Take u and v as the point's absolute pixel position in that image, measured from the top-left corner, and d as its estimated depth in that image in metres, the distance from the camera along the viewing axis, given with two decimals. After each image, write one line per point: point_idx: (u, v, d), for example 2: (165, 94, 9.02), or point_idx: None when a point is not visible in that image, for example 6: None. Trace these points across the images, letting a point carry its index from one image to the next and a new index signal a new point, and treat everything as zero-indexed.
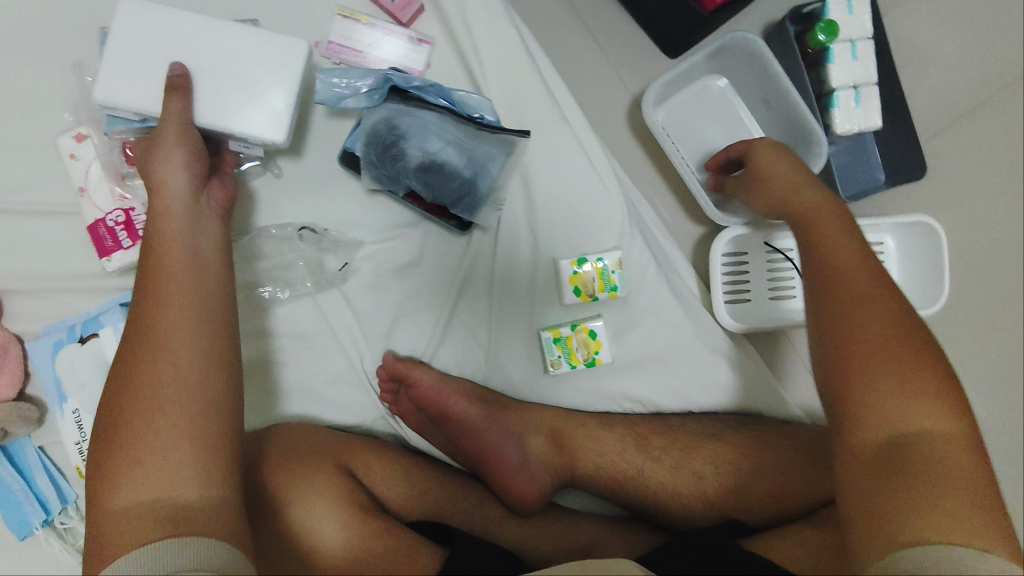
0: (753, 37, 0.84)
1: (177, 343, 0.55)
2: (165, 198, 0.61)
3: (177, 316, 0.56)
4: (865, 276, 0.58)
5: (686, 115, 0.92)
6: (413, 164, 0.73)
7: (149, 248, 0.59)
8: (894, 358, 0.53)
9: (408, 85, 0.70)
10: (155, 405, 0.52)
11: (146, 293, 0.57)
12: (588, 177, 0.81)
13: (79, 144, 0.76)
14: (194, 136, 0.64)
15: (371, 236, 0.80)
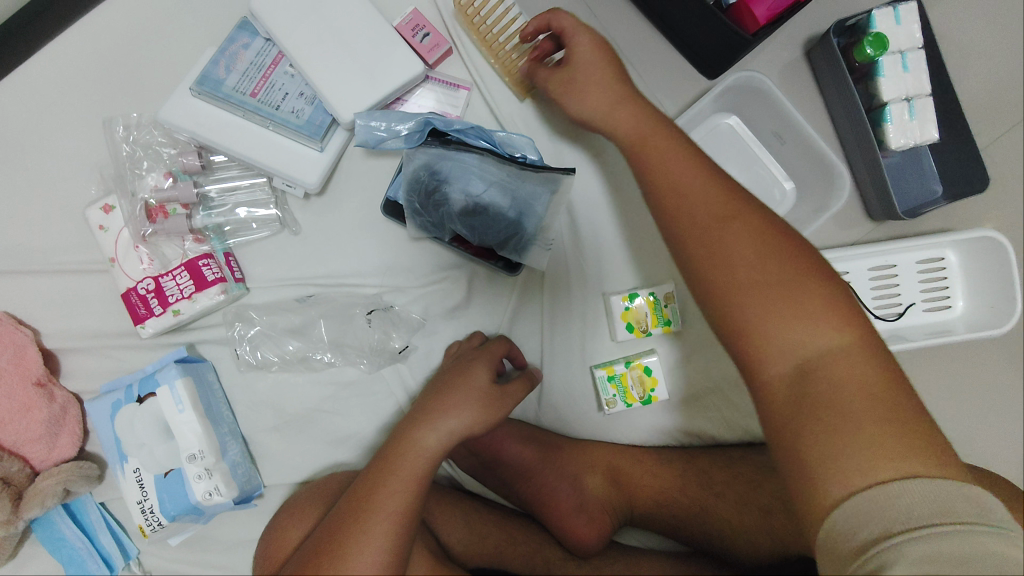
0: (762, 76, 0.84)
1: (393, 491, 0.58)
2: (439, 408, 0.66)
3: (416, 456, 0.61)
4: (707, 191, 0.57)
5: (699, 154, 0.89)
6: (457, 209, 0.72)
7: (415, 422, 0.65)
8: (765, 284, 0.50)
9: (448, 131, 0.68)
10: (364, 528, 0.56)
11: (397, 440, 0.63)
12: (636, 209, 0.79)
13: (107, 215, 0.74)
14: (526, 378, 0.74)
15: (417, 279, 0.79)
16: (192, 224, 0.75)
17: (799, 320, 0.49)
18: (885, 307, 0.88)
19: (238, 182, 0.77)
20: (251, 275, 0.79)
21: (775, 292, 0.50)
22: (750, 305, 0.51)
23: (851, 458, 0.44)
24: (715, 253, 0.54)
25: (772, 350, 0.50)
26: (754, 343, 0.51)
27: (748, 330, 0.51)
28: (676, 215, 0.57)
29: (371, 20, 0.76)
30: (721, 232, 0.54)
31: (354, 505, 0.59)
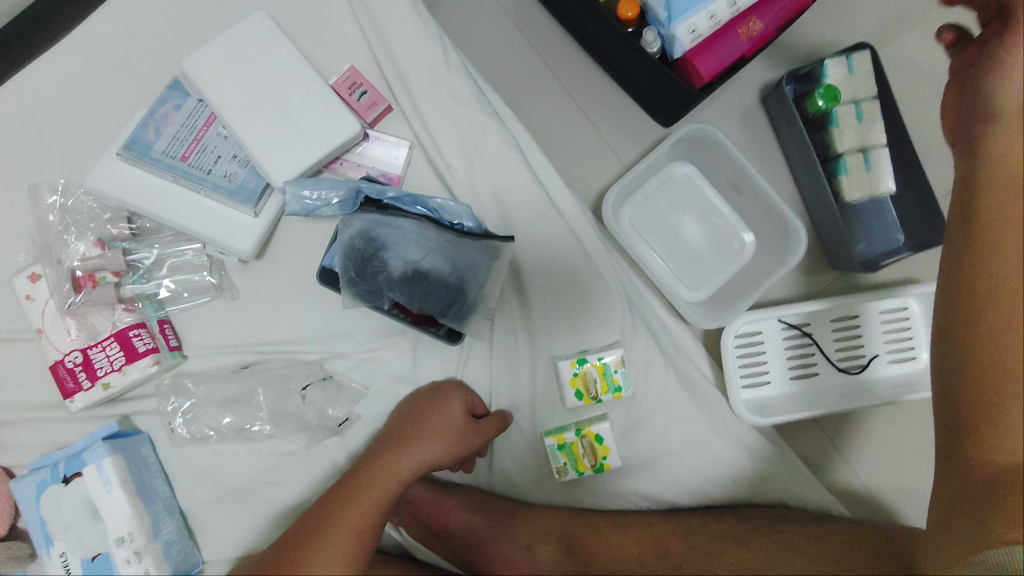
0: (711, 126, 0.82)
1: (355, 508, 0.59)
2: (416, 436, 0.69)
3: (386, 477, 0.64)
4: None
5: (654, 206, 0.87)
6: (395, 275, 0.69)
7: (391, 449, 0.68)
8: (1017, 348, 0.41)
9: (382, 196, 0.68)
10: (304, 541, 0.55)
11: (370, 464, 0.66)
12: (586, 268, 0.76)
13: (34, 284, 0.72)
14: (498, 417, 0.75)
15: (360, 344, 0.76)
16: (122, 293, 0.72)
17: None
18: (847, 360, 0.87)
19: (172, 246, 0.75)
20: (188, 342, 0.76)
21: (1023, 348, 0.41)
22: (1001, 337, 0.42)
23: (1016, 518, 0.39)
24: (965, 288, 0.44)
25: (1001, 443, 0.41)
26: (996, 364, 0.42)
27: (974, 396, 0.43)
28: (998, 266, 0.43)
29: (307, 79, 0.74)
30: (1008, 293, 0.42)
31: (316, 519, 0.58)
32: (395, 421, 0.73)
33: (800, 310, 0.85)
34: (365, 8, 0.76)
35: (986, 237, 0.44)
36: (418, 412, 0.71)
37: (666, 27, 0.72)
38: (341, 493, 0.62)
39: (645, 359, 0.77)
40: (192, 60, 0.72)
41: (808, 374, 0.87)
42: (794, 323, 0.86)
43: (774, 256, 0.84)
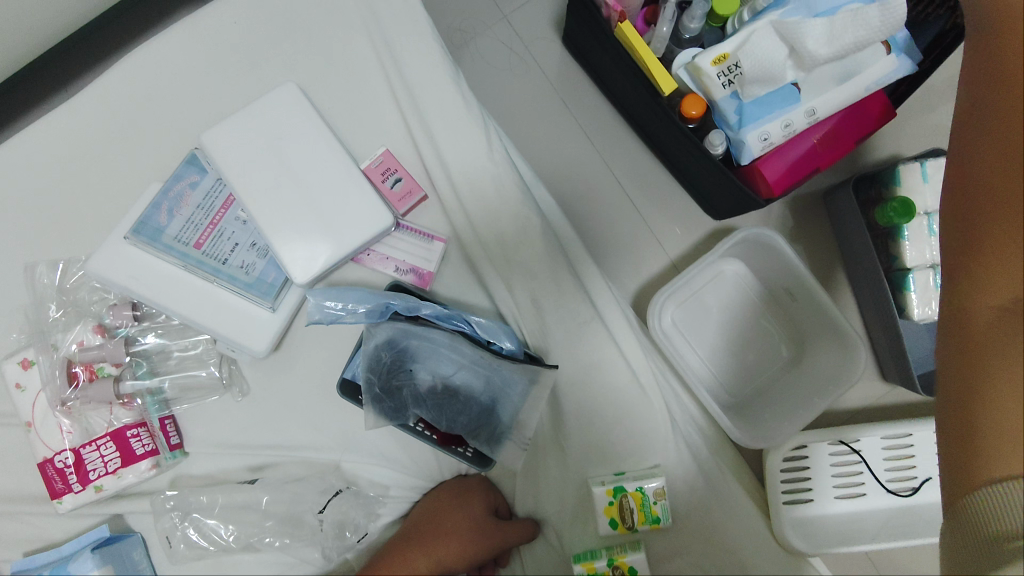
0: (770, 232, 0.74)
1: None
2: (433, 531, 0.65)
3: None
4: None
5: (700, 305, 0.81)
6: (422, 389, 0.64)
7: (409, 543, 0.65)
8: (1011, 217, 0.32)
9: (415, 312, 0.61)
10: None
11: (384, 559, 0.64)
12: (629, 382, 0.69)
13: (25, 371, 0.65)
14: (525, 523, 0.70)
15: (379, 450, 0.71)
16: (120, 389, 0.65)
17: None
18: (899, 481, 0.80)
19: (180, 337, 0.69)
20: (191, 438, 0.70)
21: (1023, 244, 0.31)
22: (1000, 244, 0.32)
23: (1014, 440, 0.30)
24: (956, 206, 0.35)
25: (976, 319, 0.33)
26: (989, 161, 0.34)
27: (956, 333, 0.34)
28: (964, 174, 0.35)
29: (337, 163, 0.67)
30: (1000, 196, 0.33)
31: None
32: (418, 514, 0.69)
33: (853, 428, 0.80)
34: (404, 85, 0.70)
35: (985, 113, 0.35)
36: (437, 510, 0.67)
37: (734, 131, 0.65)
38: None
39: (687, 483, 0.71)
40: (213, 138, 0.66)
41: (856, 493, 0.80)
42: (845, 438, 0.80)
43: (834, 373, 0.75)
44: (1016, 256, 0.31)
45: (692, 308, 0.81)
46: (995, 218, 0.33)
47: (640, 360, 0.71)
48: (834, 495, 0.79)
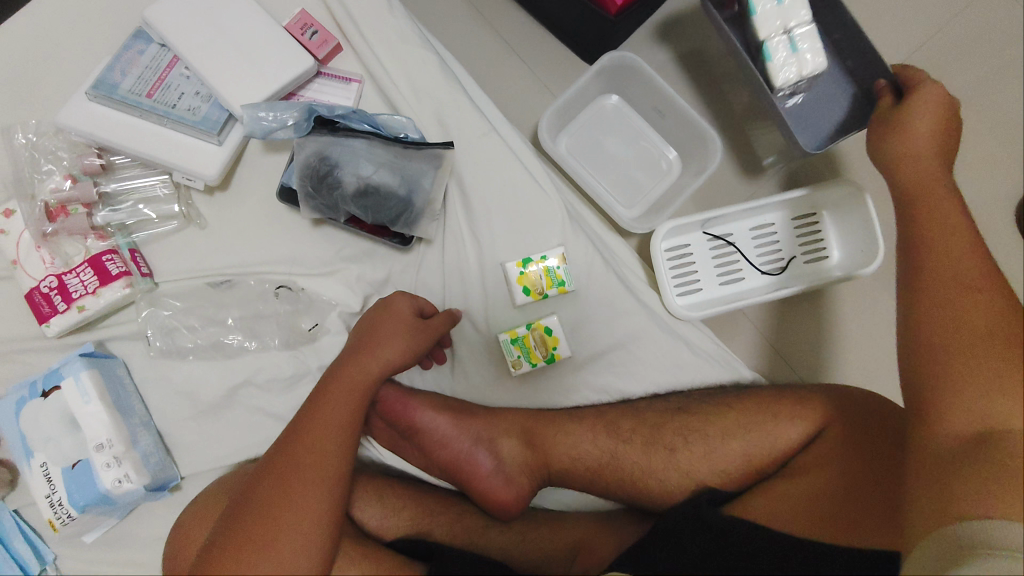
0: (629, 54, 0.88)
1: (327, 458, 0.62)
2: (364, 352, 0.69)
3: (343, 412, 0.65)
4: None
5: (587, 135, 0.96)
6: (350, 191, 0.76)
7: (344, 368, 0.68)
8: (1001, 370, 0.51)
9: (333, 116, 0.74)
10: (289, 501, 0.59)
11: (326, 393, 0.67)
12: (529, 185, 0.84)
13: (7, 218, 0.76)
14: (449, 314, 0.78)
15: (322, 260, 0.81)
16: (94, 222, 0.77)
17: (981, 390, 0.51)
18: (770, 262, 0.96)
19: (141, 181, 0.80)
20: (159, 271, 0.81)
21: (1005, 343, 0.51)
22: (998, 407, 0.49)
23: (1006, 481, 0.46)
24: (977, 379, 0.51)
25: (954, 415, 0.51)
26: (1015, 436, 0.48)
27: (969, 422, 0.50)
28: (974, 395, 0.51)
29: (260, 21, 0.80)
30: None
31: (266, 488, 0.61)
32: (340, 369, 0.68)
33: (720, 221, 0.95)
34: None
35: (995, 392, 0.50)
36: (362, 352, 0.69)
37: None
38: (295, 448, 0.63)
39: (587, 260, 0.86)
40: (158, 11, 0.78)
41: (733, 278, 0.96)
42: (717, 233, 0.96)
43: (700, 161, 0.93)
44: None
45: (582, 140, 0.96)
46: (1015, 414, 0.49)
47: (534, 164, 0.85)
48: (716, 281, 0.96)
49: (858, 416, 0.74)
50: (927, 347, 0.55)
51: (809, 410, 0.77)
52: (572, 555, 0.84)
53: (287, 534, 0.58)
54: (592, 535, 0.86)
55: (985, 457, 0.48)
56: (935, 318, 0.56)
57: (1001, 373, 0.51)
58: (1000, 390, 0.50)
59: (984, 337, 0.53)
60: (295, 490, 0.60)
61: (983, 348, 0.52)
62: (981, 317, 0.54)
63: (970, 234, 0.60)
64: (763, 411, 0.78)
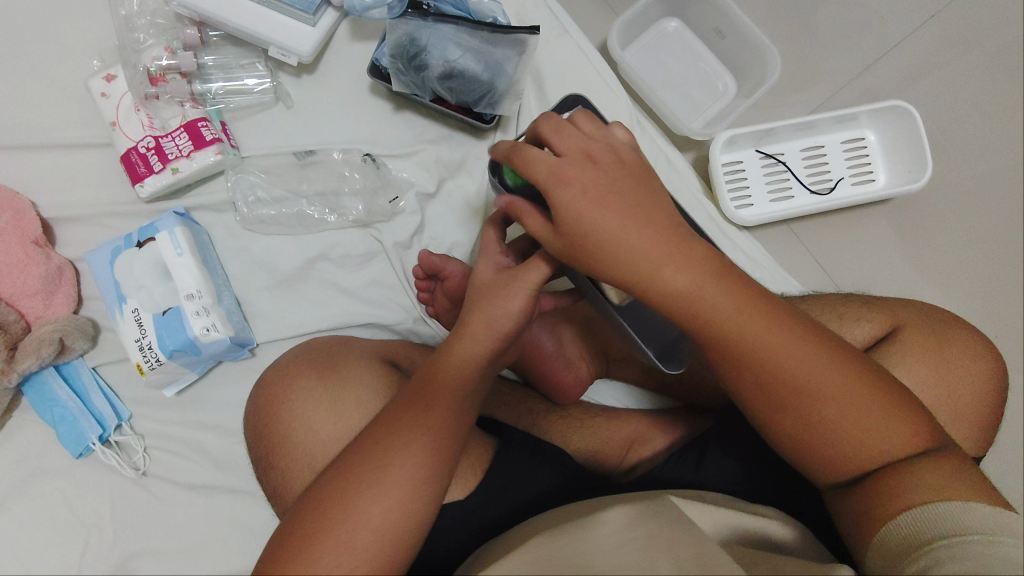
0: None
1: (422, 441, 0.56)
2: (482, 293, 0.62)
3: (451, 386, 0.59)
4: (795, 341, 0.52)
5: (649, 54, 1.00)
6: (436, 73, 0.80)
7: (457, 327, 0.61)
8: (817, 376, 0.52)
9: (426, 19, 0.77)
10: (381, 474, 0.54)
11: (438, 359, 0.60)
12: (599, 84, 0.89)
13: (109, 83, 0.80)
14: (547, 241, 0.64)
15: (402, 143, 0.86)
16: (192, 89, 0.81)
17: (865, 414, 0.51)
18: (818, 182, 0.98)
19: (235, 56, 0.84)
20: (245, 146, 0.84)
21: (816, 366, 0.52)
22: (801, 380, 0.52)
23: (857, 438, 0.51)
24: (768, 386, 0.52)
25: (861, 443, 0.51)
26: (794, 381, 0.52)
27: (817, 430, 0.52)
28: (758, 385, 0.53)
29: None
30: (796, 374, 0.52)
31: (376, 438, 0.56)
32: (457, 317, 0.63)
33: (773, 139, 0.98)
34: None
35: (767, 362, 0.52)
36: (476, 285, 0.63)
37: None
38: (411, 407, 0.58)
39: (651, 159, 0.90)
40: None
41: (785, 196, 0.97)
42: (770, 152, 0.99)
43: (757, 78, 0.95)
44: (840, 405, 0.51)
45: (643, 58, 1.00)
46: (794, 396, 0.52)
47: (604, 67, 0.89)
48: (767, 198, 0.97)
49: (928, 325, 0.76)
50: (806, 381, 0.51)
51: (877, 315, 0.78)
52: (626, 449, 0.85)
53: (398, 479, 0.54)
54: (646, 432, 0.87)
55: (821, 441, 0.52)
56: (770, 353, 0.52)
57: (875, 407, 0.52)
58: (813, 355, 0.52)
59: (792, 359, 0.52)
60: (409, 442, 0.56)
61: (835, 376, 0.52)
62: (768, 340, 0.52)
63: (675, 235, 0.52)
64: (831, 310, 0.79)
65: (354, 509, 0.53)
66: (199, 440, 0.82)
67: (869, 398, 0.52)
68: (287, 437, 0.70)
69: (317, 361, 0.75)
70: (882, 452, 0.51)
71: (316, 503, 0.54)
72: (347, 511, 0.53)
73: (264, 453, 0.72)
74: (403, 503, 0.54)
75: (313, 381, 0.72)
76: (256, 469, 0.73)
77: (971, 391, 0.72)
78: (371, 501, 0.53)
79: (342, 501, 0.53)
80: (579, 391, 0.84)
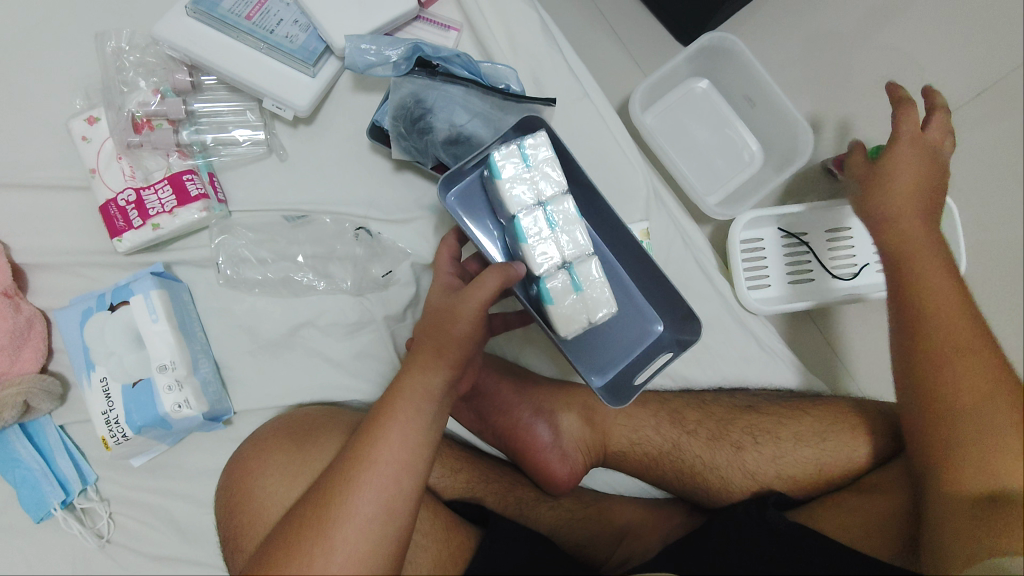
0: (733, 37, 0.85)
1: (366, 481, 0.51)
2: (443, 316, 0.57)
3: (401, 418, 0.54)
4: (984, 348, 0.59)
5: (673, 116, 0.94)
6: (440, 138, 0.74)
7: (414, 356, 0.57)
8: (960, 386, 0.57)
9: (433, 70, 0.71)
10: (324, 525, 0.50)
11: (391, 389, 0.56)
12: (617, 154, 0.82)
13: (91, 126, 0.74)
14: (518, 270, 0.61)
15: (401, 206, 0.80)
16: (179, 139, 0.75)
17: (993, 446, 0.54)
18: (841, 266, 0.92)
19: (228, 105, 0.78)
20: (234, 199, 0.79)
21: (968, 397, 0.57)
22: (956, 410, 0.57)
23: (970, 453, 0.55)
24: (934, 398, 0.59)
25: (967, 467, 0.55)
26: (940, 389, 0.58)
27: (936, 454, 0.57)
28: (947, 394, 0.58)
29: None
30: (956, 375, 0.58)
31: (332, 479, 0.52)
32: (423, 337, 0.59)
33: (799, 219, 0.91)
34: None
35: (934, 372, 0.59)
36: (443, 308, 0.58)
37: None
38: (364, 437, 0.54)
39: (667, 237, 0.84)
40: None
41: (805, 279, 0.92)
42: (795, 232, 0.92)
43: (787, 153, 0.89)
44: (967, 420, 0.56)
45: (666, 120, 0.94)
46: (951, 399, 0.58)
47: (624, 135, 0.83)
48: (786, 281, 0.92)
49: None
50: (964, 417, 0.56)
51: (887, 427, 0.74)
52: (618, 540, 0.80)
53: (354, 520, 0.50)
54: (640, 525, 0.81)
55: (939, 465, 0.57)
56: (952, 373, 0.58)
57: (1003, 443, 0.54)
58: (977, 395, 0.56)
59: (977, 392, 0.57)
60: (363, 474, 0.51)
61: (997, 405, 0.56)
62: (973, 378, 0.57)
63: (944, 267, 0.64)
64: (839, 420, 0.76)
65: (314, 551, 0.49)
66: (168, 509, 0.78)
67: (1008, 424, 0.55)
68: (257, 521, 0.65)
69: (295, 432, 0.70)
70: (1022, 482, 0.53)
71: (280, 551, 0.50)
72: (300, 560, 0.49)
73: (234, 537, 0.66)
74: (359, 548, 0.49)
75: (289, 459, 0.68)
76: (226, 552, 0.67)
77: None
78: (321, 557, 0.49)
79: (304, 546, 0.49)
80: (572, 485, 0.78)
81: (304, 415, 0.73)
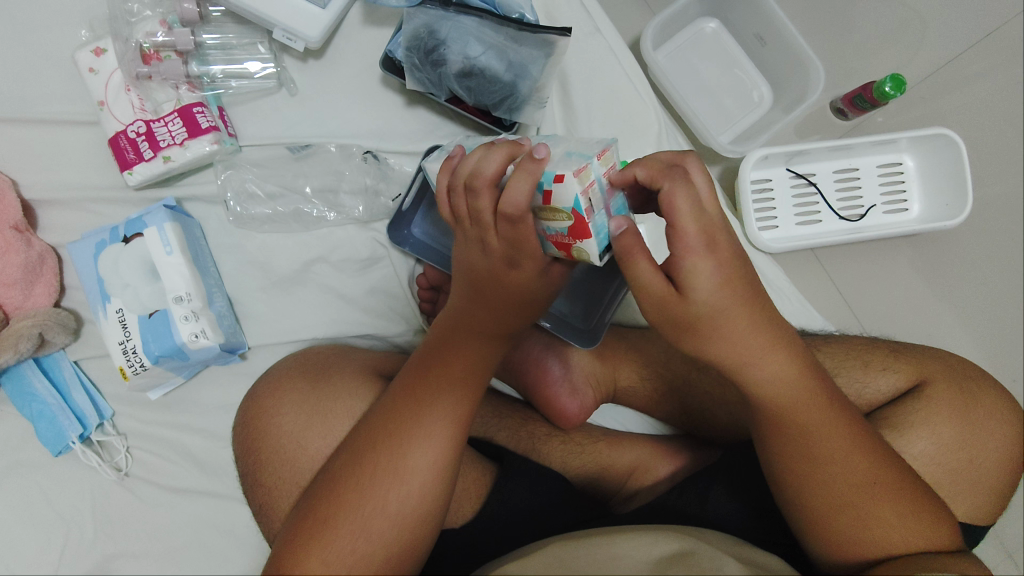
0: None
1: (439, 416, 0.55)
2: (471, 304, 0.59)
3: (459, 367, 0.58)
4: (811, 389, 0.53)
5: (682, 56, 0.94)
6: (453, 71, 0.73)
7: (459, 329, 0.59)
8: (829, 426, 0.53)
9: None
10: (399, 453, 0.53)
11: (440, 343, 0.59)
12: (627, 90, 0.82)
13: (98, 57, 0.73)
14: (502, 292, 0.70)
15: (413, 142, 0.81)
16: (188, 71, 0.74)
17: (903, 510, 0.52)
18: (848, 208, 0.93)
19: (236, 37, 0.77)
20: (244, 134, 0.78)
21: (814, 430, 0.53)
22: (813, 437, 0.53)
23: (880, 504, 0.52)
24: (790, 425, 0.53)
25: (893, 520, 0.52)
26: (795, 412, 0.53)
27: (809, 472, 0.54)
28: (795, 418, 0.53)
29: None
30: (797, 412, 0.53)
31: (381, 429, 0.54)
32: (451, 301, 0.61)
33: (806, 159, 0.92)
34: None
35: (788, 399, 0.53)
36: (470, 213, 0.54)
37: None
38: (413, 391, 0.56)
39: None
40: None
41: (811, 220, 0.92)
42: (802, 172, 0.93)
43: (797, 93, 0.89)
44: (826, 447, 0.53)
45: (675, 63, 0.94)
46: (797, 420, 0.53)
47: (635, 70, 0.83)
48: (794, 221, 0.92)
49: (957, 377, 0.70)
50: (810, 448, 0.53)
51: (903, 364, 0.71)
52: (626, 477, 0.81)
53: (397, 480, 0.52)
54: (649, 459, 0.82)
55: (823, 489, 0.53)
56: (814, 419, 0.53)
57: (917, 507, 0.53)
58: (819, 424, 0.53)
59: (821, 431, 0.53)
60: (425, 420, 0.54)
61: (852, 462, 0.53)
62: (811, 415, 0.53)
63: (754, 290, 0.50)
64: (852, 356, 0.72)
65: (388, 480, 0.52)
66: (185, 443, 0.79)
67: (908, 501, 0.53)
68: (273, 451, 0.65)
69: (311, 369, 0.70)
70: (903, 537, 0.52)
71: (326, 489, 0.52)
72: (359, 493, 0.51)
73: (252, 469, 0.66)
74: (409, 506, 0.52)
75: (303, 394, 0.67)
76: (243, 486, 0.67)
77: (995, 460, 0.66)
78: (392, 485, 0.52)
79: (355, 491, 0.51)
80: (583, 419, 0.79)
81: (322, 353, 0.73)
